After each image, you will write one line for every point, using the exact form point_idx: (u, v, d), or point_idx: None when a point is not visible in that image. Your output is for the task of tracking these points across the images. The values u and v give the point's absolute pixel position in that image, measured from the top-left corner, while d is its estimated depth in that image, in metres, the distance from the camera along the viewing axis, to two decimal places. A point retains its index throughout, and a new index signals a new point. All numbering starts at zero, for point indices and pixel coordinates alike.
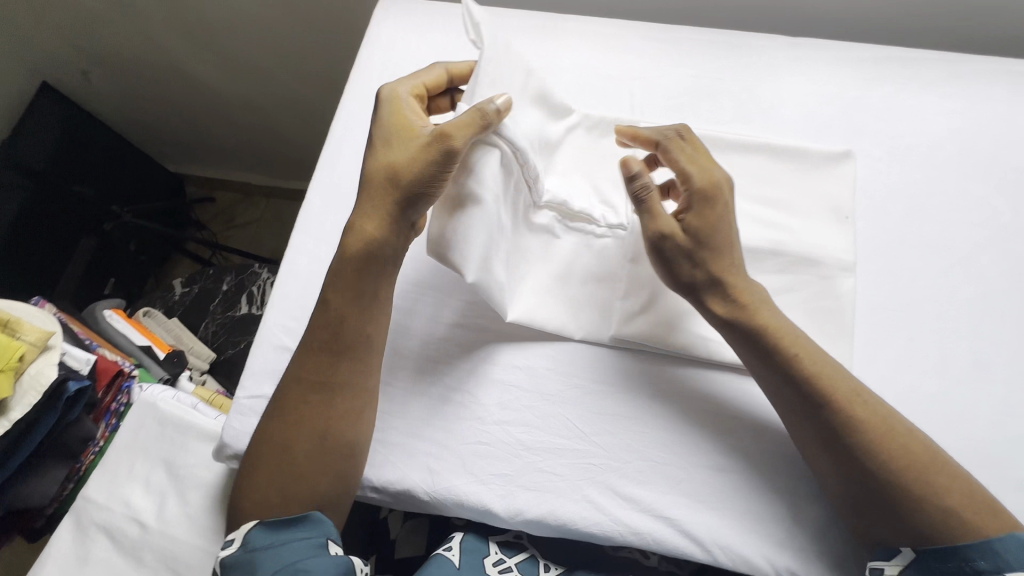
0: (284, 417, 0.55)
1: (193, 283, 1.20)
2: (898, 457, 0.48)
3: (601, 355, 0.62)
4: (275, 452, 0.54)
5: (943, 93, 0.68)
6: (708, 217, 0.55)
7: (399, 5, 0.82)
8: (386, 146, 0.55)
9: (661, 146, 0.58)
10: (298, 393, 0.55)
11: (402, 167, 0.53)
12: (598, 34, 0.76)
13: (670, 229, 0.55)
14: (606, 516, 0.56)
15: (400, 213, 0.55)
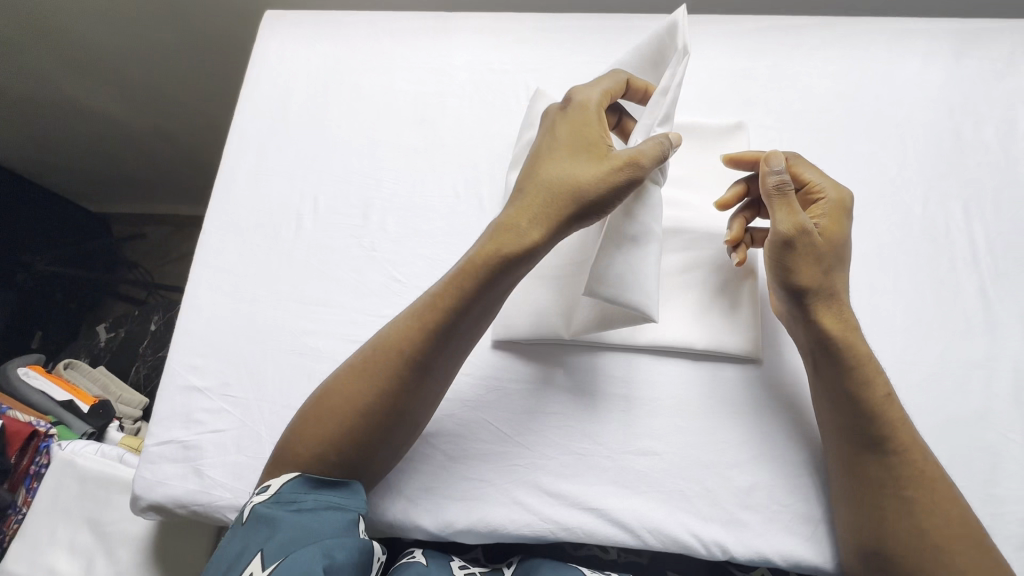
0: (376, 386, 0.52)
1: (117, 327, 1.16)
2: (941, 529, 0.47)
3: (518, 352, 0.61)
4: (358, 417, 0.51)
5: (826, 56, 0.70)
6: (829, 229, 0.54)
7: (285, 18, 0.79)
8: (564, 163, 0.53)
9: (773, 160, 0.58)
10: (393, 372, 0.52)
11: (585, 183, 0.51)
12: (489, 29, 0.75)
13: (790, 231, 0.52)
14: (534, 515, 0.55)
15: (546, 229, 0.51)
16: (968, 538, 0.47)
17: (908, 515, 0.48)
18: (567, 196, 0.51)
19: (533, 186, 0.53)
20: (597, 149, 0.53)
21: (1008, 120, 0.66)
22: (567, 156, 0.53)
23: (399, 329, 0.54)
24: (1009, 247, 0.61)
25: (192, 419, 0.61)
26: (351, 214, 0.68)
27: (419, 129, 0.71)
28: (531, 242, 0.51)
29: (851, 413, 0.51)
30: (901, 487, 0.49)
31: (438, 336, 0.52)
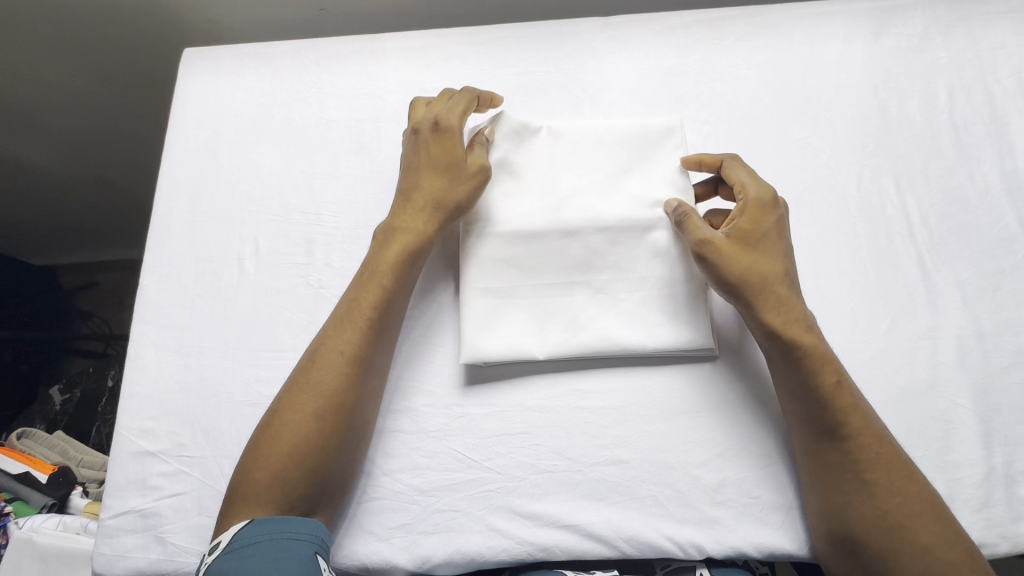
0: (319, 391, 0.53)
1: (73, 388, 1.13)
2: (893, 505, 0.48)
3: (486, 374, 0.60)
4: (309, 426, 0.52)
5: (751, 46, 0.71)
6: (751, 226, 0.56)
7: (205, 55, 0.76)
8: (433, 173, 0.61)
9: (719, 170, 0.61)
10: (327, 374, 0.54)
11: (457, 191, 0.60)
12: (416, 48, 0.74)
13: (705, 239, 0.55)
14: (510, 539, 0.55)
15: (434, 230, 0.60)
16: (926, 516, 0.48)
17: (866, 499, 0.49)
18: (444, 199, 0.60)
19: (410, 194, 0.61)
20: (455, 158, 0.61)
21: (928, 93, 0.68)
22: (432, 166, 0.61)
23: (329, 337, 0.55)
24: (941, 217, 0.63)
25: (148, 486, 0.58)
26: (294, 252, 0.66)
27: (355, 158, 0.70)
28: (426, 241, 0.60)
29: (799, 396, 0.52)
30: (855, 470, 0.50)
31: (370, 330, 0.56)
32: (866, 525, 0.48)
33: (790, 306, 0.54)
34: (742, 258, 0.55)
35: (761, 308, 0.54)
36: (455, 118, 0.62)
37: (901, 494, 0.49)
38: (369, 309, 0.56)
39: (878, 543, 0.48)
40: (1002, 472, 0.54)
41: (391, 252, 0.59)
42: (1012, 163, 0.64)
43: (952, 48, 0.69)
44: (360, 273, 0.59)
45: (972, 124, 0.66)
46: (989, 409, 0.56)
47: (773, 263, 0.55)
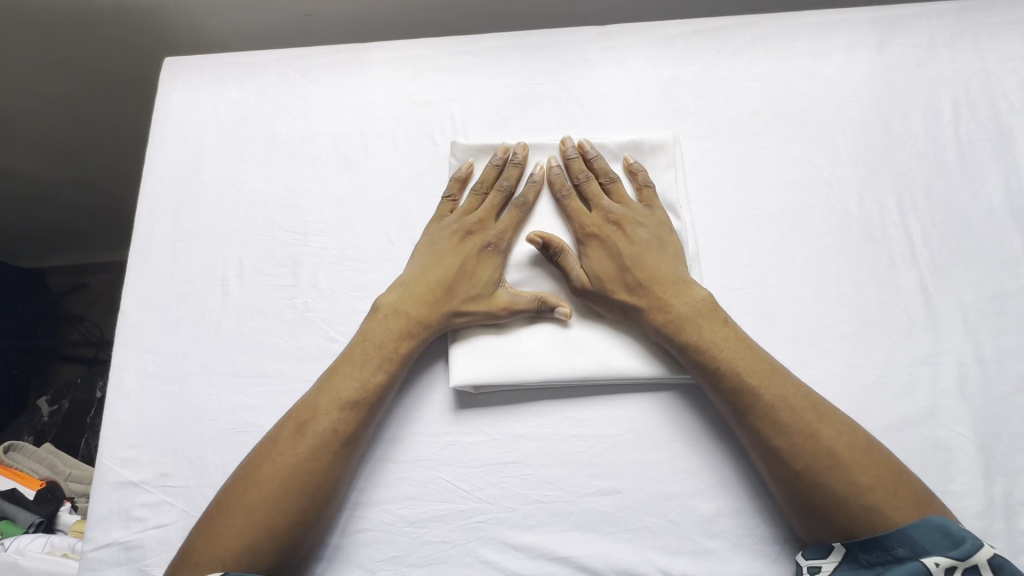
0: (293, 472, 0.51)
1: (60, 399, 1.12)
2: (869, 485, 0.48)
3: (471, 404, 0.59)
4: (280, 503, 0.50)
5: (751, 58, 0.69)
6: (598, 258, 0.59)
7: (186, 64, 0.73)
8: (441, 264, 0.60)
9: (560, 199, 0.62)
10: (314, 456, 0.52)
11: (467, 287, 0.58)
12: (405, 58, 0.72)
13: (581, 279, 0.58)
14: (500, 572, 0.54)
15: (443, 315, 0.58)
16: (885, 478, 0.49)
17: (830, 473, 0.49)
18: (464, 309, 0.58)
19: (434, 286, 0.59)
20: (462, 251, 0.60)
21: (933, 107, 0.66)
22: (467, 274, 0.59)
23: (319, 411, 0.54)
24: (945, 238, 0.61)
25: (132, 517, 0.57)
26: (279, 274, 0.64)
27: (342, 174, 0.67)
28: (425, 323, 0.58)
29: (718, 386, 0.53)
30: (807, 449, 0.50)
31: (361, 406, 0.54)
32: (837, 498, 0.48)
33: (666, 300, 0.56)
34: (612, 281, 0.58)
35: (638, 316, 0.56)
36: (509, 239, 0.61)
37: (858, 460, 0.49)
38: (365, 394, 0.54)
39: (848, 520, 0.48)
40: (1001, 503, 0.53)
41: (395, 331, 0.57)
42: (1017, 181, 0.63)
43: (957, 60, 0.67)
44: (357, 343, 0.57)
45: (976, 140, 0.64)
46: (989, 437, 0.55)
47: (614, 275, 0.58)
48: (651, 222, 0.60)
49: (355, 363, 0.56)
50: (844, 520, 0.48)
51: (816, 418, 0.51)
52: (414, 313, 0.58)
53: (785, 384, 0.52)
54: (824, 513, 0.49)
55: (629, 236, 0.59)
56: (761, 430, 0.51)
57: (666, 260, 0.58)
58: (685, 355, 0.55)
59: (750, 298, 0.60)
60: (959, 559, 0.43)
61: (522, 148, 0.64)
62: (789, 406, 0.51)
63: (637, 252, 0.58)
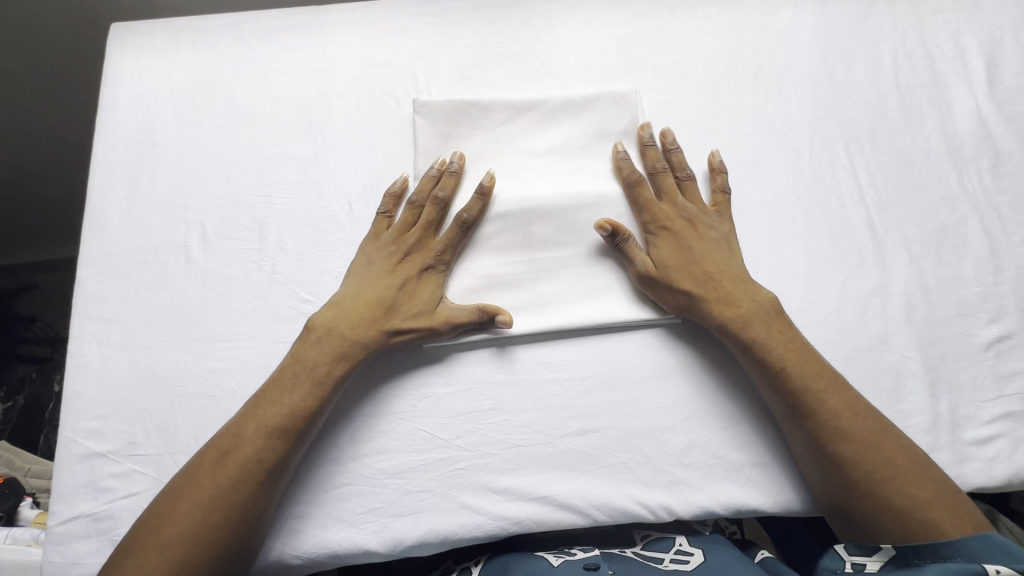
0: (230, 479, 0.50)
1: (15, 394, 1.10)
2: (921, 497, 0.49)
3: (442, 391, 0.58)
4: (200, 538, 0.48)
5: (705, 14, 0.71)
6: (667, 247, 0.59)
7: (135, 30, 0.71)
8: (376, 283, 0.58)
9: (631, 185, 0.61)
10: (242, 487, 0.50)
11: (405, 311, 0.57)
12: (365, 20, 0.71)
13: (646, 265, 0.58)
14: (482, 515, 0.55)
15: (380, 338, 0.57)
16: (945, 497, 0.49)
17: (889, 483, 0.50)
18: (401, 329, 0.57)
19: (373, 306, 0.57)
20: (395, 270, 0.59)
21: (874, 57, 0.69)
22: (406, 296, 0.58)
23: (245, 437, 0.52)
24: (889, 178, 0.65)
25: (100, 488, 0.55)
26: (245, 237, 0.63)
27: (305, 137, 0.66)
28: (361, 345, 0.56)
29: (782, 389, 0.54)
30: (871, 462, 0.51)
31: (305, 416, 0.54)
32: (885, 507, 0.50)
33: (735, 298, 0.56)
34: (679, 274, 0.57)
35: (701, 307, 0.57)
36: (448, 257, 0.59)
37: (914, 473, 0.50)
38: (296, 413, 0.53)
39: (902, 531, 0.49)
40: (946, 418, 0.57)
41: (329, 356, 0.55)
42: (952, 124, 0.67)
43: (895, 13, 0.71)
44: (289, 363, 0.55)
45: (914, 87, 0.68)
46: (934, 359, 0.59)
47: (683, 267, 0.58)
48: (722, 228, 0.60)
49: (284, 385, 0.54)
50: (897, 530, 0.49)
51: (877, 429, 0.52)
52: (349, 333, 0.56)
53: (844, 393, 0.53)
54: (874, 519, 0.50)
55: (701, 234, 0.59)
56: (817, 440, 0.52)
57: (730, 259, 0.59)
58: (749, 357, 0.55)
59: None
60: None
61: (460, 157, 0.62)
62: (852, 415, 0.52)
63: (703, 252, 0.58)
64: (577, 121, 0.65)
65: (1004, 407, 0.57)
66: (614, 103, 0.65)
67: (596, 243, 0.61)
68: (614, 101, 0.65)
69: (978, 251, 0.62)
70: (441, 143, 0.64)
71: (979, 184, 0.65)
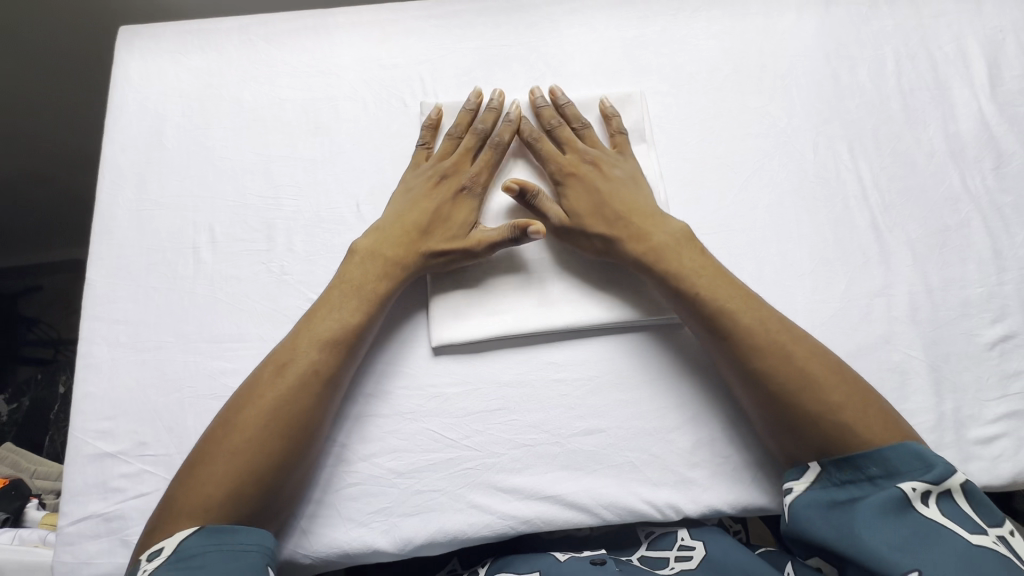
0: (272, 412, 0.50)
1: (20, 398, 1.08)
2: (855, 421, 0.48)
3: (451, 391, 0.58)
4: (202, 507, 0.46)
5: (709, 17, 0.71)
6: (574, 195, 0.61)
7: (143, 33, 0.72)
8: (417, 206, 0.60)
9: (533, 142, 0.63)
10: (262, 425, 0.50)
11: (441, 231, 0.59)
12: (372, 23, 0.71)
13: (559, 216, 0.60)
14: (491, 514, 0.55)
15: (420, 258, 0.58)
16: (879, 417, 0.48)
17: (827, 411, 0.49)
18: (439, 249, 0.58)
19: (411, 228, 0.59)
20: (429, 196, 0.61)
21: (877, 59, 0.70)
22: (442, 219, 0.60)
23: (250, 407, 0.50)
24: (893, 179, 0.65)
25: (110, 488, 0.55)
26: (253, 238, 0.63)
27: (312, 139, 0.67)
28: (397, 268, 0.58)
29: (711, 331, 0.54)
30: (787, 370, 0.50)
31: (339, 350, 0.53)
32: (805, 416, 0.49)
33: (645, 236, 0.58)
34: (591, 222, 0.59)
35: (617, 250, 0.58)
36: (483, 182, 0.62)
37: (846, 394, 0.49)
38: (330, 340, 0.53)
39: (823, 438, 0.48)
40: (950, 417, 0.57)
41: (371, 277, 0.57)
42: (954, 125, 0.67)
43: (897, 16, 0.71)
44: (326, 295, 0.56)
45: (917, 89, 0.69)
46: (939, 358, 0.59)
47: (594, 212, 0.59)
48: (625, 168, 0.62)
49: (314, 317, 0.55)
50: (820, 439, 0.49)
51: (805, 356, 0.51)
52: (391, 255, 0.58)
53: (770, 325, 0.53)
54: (798, 429, 0.50)
55: (604, 179, 0.61)
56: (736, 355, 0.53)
57: (640, 198, 0.60)
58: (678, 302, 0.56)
59: (716, 240, 0.63)
60: (933, 482, 0.44)
61: (500, 94, 0.65)
62: (781, 347, 0.52)
63: (608, 195, 0.60)
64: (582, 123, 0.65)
65: (1008, 406, 0.58)
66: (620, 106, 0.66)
67: None
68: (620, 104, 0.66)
69: (982, 252, 0.63)
70: None
71: (982, 185, 0.65)
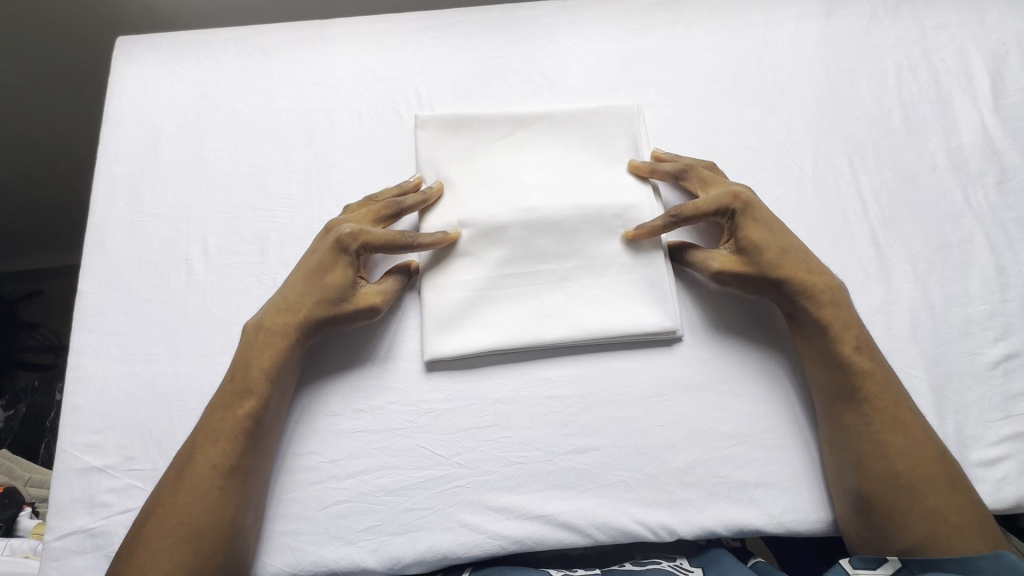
0: (196, 501, 0.50)
1: (17, 403, 1.09)
2: (946, 517, 0.49)
3: (439, 407, 0.57)
4: (174, 553, 0.49)
5: (708, 28, 0.71)
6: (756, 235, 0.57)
7: (141, 43, 0.72)
8: (300, 272, 0.58)
9: (683, 175, 0.61)
10: (196, 510, 0.50)
11: (315, 294, 0.56)
12: (368, 34, 0.71)
13: (720, 262, 0.58)
14: (482, 534, 0.54)
15: (297, 337, 0.56)
16: (970, 513, 0.49)
17: (914, 501, 0.50)
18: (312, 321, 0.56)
19: (292, 304, 0.56)
20: (314, 255, 0.57)
21: (878, 72, 0.69)
22: (316, 282, 0.56)
23: (200, 449, 0.52)
24: (894, 194, 0.64)
25: (97, 503, 0.55)
26: (246, 250, 0.63)
27: (307, 151, 0.67)
28: (287, 347, 0.55)
29: (838, 392, 0.54)
30: (910, 455, 0.51)
31: (247, 439, 0.53)
32: (909, 503, 0.50)
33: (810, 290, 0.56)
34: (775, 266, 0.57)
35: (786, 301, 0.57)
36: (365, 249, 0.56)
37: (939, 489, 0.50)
38: (246, 430, 0.53)
39: (928, 531, 0.49)
40: (953, 438, 0.56)
41: (260, 364, 0.55)
42: (957, 139, 0.66)
43: (898, 28, 0.71)
44: (234, 374, 0.55)
45: (919, 102, 0.68)
46: (941, 378, 0.58)
47: (778, 255, 0.57)
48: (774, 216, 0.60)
49: (233, 399, 0.54)
50: (920, 531, 0.49)
51: (911, 442, 0.52)
52: (280, 332, 0.56)
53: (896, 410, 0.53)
54: (899, 517, 0.50)
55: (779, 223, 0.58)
56: (853, 424, 0.53)
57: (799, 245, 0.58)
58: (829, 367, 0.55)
59: None
60: None
61: (439, 185, 0.61)
62: (898, 435, 0.52)
63: (782, 242, 0.57)
64: (578, 134, 0.65)
65: (1012, 427, 0.57)
66: (616, 117, 0.65)
67: (596, 256, 0.60)
68: (616, 115, 0.65)
69: (985, 269, 0.62)
70: (442, 155, 0.64)
71: (985, 200, 0.64)
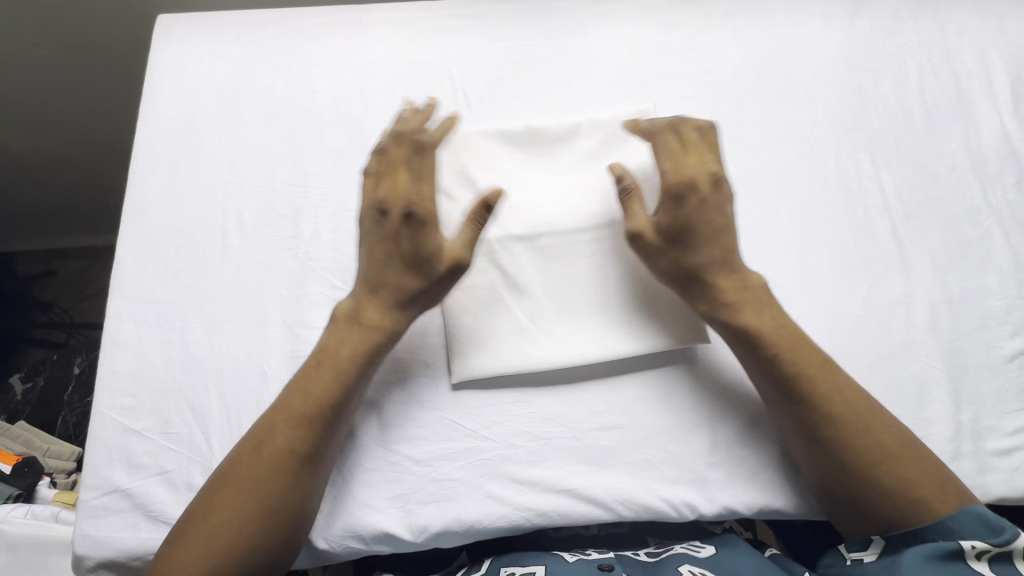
0: (261, 475, 0.50)
1: (34, 376, 1.08)
2: (921, 488, 0.48)
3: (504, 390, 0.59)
4: (242, 526, 0.48)
5: (735, 26, 0.73)
6: (689, 210, 0.56)
7: (181, 22, 0.73)
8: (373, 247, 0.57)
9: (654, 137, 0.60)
10: (264, 486, 0.49)
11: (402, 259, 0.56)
12: (403, 20, 0.73)
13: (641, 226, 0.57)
14: (507, 505, 0.55)
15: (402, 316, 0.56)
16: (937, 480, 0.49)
17: (892, 476, 0.49)
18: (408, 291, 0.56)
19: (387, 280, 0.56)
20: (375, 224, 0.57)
21: (901, 73, 0.71)
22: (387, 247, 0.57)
23: (278, 429, 0.51)
24: (914, 189, 0.66)
25: (135, 463, 0.56)
26: (281, 225, 0.64)
27: (342, 130, 0.68)
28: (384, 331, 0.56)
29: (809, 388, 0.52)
30: (858, 440, 0.50)
31: (324, 422, 0.52)
32: (880, 480, 0.49)
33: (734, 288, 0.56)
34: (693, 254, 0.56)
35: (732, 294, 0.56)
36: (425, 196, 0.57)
37: (910, 462, 0.49)
38: (325, 408, 0.52)
39: (889, 510, 0.48)
40: (968, 427, 0.57)
41: (353, 345, 0.55)
42: (976, 140, 0.68)
43: (921, 32, 0.72)
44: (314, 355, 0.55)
45: (940, 103, 0.69)
46: (958, 368, 0.60)
47: (706, 240, 0.56)
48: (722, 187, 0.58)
49: (313, 377, 0.53)
50: (887, 511, 0.48)
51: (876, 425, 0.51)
52: (377, 317, 0.56)
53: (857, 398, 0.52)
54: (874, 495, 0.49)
55: (722, 203, 0.57)
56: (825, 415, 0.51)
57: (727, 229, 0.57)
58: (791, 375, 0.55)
59: None
60: (998, 545, 0.44)
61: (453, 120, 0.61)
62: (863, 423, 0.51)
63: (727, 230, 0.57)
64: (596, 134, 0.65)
65: None
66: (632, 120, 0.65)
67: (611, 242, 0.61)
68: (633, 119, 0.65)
69: (1002, 265, 0.63)
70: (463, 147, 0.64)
71: (1003, 199, 0.66)
